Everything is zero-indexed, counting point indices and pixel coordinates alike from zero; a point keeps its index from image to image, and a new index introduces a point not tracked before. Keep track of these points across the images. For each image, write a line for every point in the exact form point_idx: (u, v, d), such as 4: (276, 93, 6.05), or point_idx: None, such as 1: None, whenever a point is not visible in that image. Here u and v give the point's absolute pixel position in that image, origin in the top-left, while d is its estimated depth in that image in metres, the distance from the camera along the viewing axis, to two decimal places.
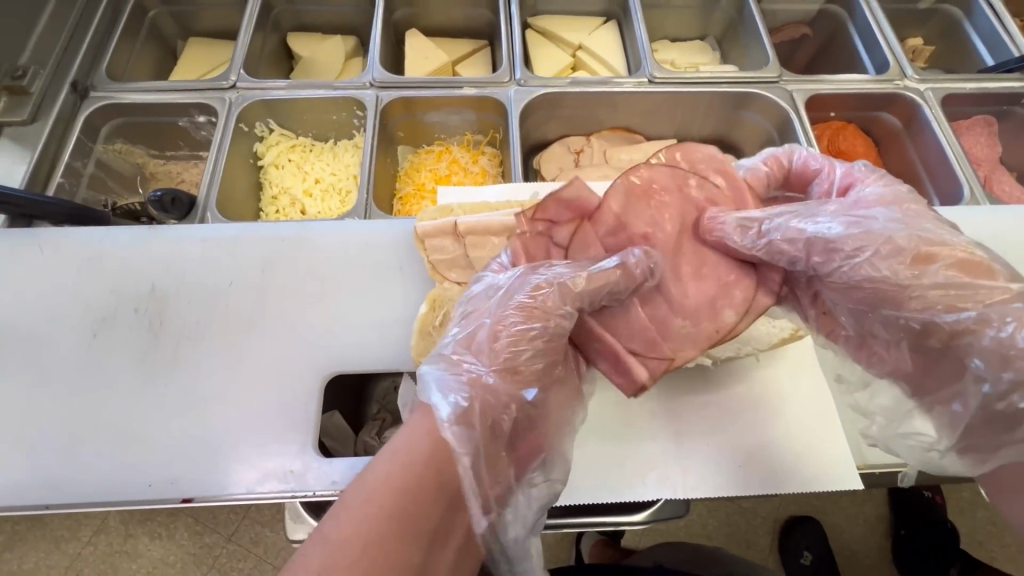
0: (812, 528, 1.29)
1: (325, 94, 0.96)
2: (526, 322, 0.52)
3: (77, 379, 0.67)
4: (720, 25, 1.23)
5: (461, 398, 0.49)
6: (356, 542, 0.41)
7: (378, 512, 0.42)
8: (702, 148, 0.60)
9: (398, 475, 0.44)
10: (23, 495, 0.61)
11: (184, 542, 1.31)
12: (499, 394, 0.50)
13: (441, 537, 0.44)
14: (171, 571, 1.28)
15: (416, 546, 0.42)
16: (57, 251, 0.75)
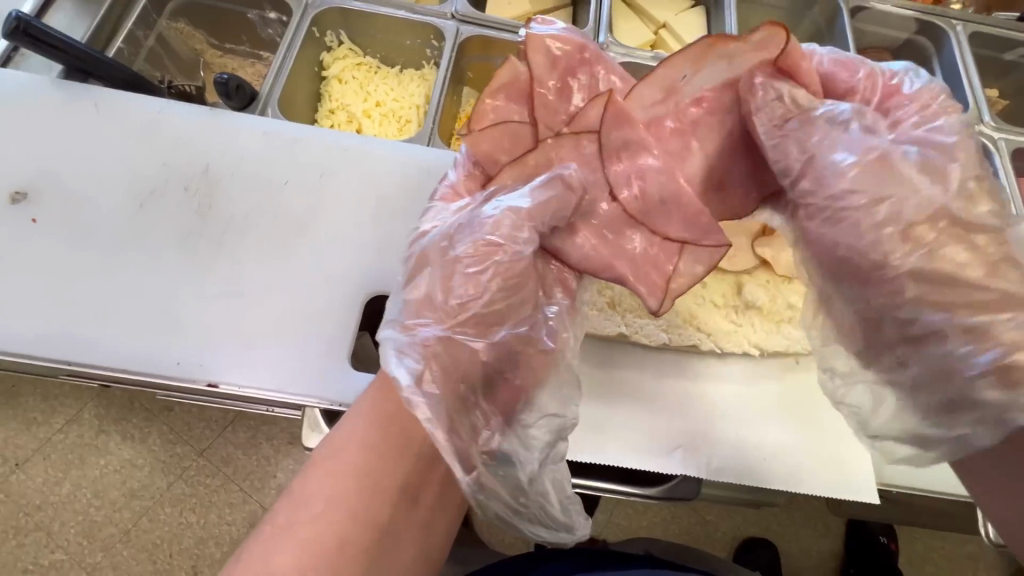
0: (768, 551, 1.31)
1: (405, 17, 0.93)
2: (480, 265, 0.50)
3: (118, 244, 0.65)
4: (806, 34, 1.19)
5: (415, 363, 0.47)
6: (323, 500, 0.44)
7: (344, 471, 0.45)
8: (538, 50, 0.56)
9: (366, 436, 0.47)
10: (48, 347, 0.60)
11: (155, 448, 1.30)
12: (458, 355, 0.49)
13: (413, 497, 0.47)
14: (138, 474, 1.28)
15: (384, 502, 0.45)
16: (112, 113, 0.72)
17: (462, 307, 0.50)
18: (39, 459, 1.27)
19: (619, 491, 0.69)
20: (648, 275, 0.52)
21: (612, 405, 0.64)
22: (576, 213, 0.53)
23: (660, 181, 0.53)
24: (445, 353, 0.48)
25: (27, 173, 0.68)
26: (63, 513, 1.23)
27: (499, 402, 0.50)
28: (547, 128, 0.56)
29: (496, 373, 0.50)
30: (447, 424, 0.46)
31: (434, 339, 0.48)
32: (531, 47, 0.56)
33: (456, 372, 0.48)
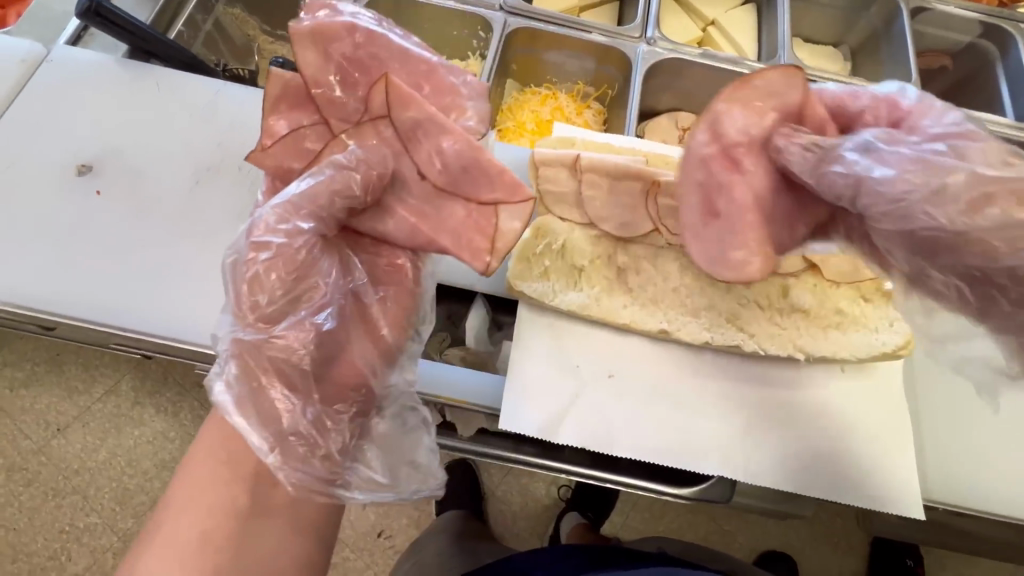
0: (787, 566, 1.28)
1: (453, 7, 0.93)
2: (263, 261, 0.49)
3: (176, 218, 0.68)
4: (861, 35, 1.15)
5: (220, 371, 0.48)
6: (188, 500, 0.52)
7: (202, 466, 0.53)
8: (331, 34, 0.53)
9: (218, 431, 0.54)
10: (106, 315, 0.63)
11: (186, 422, 1.35)
12: (258, 353, 0.49)
13: (267, 477, 0.54)
14: (170, 446, 1.32)
15: (240, 488, 0.53)
16: (174, 92, 0.75)
17: (263, 307, 0.50)
18: (78, 426, 1.33)
19: (651, 489, 0.69)
20: (465, 241, 0.52)
21: (651, 402, 0.63)
22: (381, 192, 0.52)
23: (449, 143, 0.52)
24: (242, 348, 0.49)
25: (93, 148, 0.71)
26: (99, 478, 1.29)
27: (299, 384, 0.50)
28: (341, 123, 0.54)
29: (297, 365, 0.50)
30: (261, 415, 0.48)
31: (236, 344, 0.49)
32: (296, 46, 0.52)
33: (255, 365, 0.49)
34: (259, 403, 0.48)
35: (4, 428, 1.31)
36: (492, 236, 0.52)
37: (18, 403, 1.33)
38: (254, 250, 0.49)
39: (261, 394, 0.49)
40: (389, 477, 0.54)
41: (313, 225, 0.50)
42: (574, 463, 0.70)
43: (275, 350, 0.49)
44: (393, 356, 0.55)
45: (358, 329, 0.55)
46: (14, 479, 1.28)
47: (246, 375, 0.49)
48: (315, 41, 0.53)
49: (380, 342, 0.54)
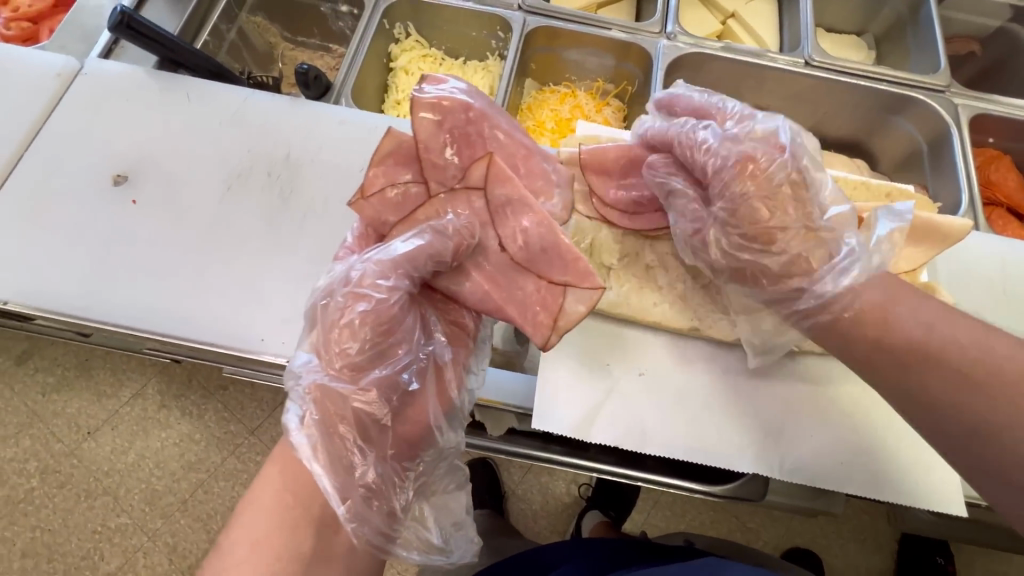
0: (812, 562, 1.26)
1: (472, 8, 0.94)
2: (353, 311, 0.50)
3: (208, 224, 0.69)
4: (885, 23, 1.13)
5: (301, 411, 0.49)
6: (256, 544, 0.48)
7: (269, 513, 0.49)
8: (452, 100, 0.57)
9: (283, 478, 0.50)
10: (142, 322, 0.64)
11: (211, 424, 1.37)
12: (339, 403, 0.50)
13: (334, 524, 0.51)
14: (196, 448, 1.35)
15: (306, 534, 0.49)
16: (203, 101, 0.76)
17: (346, 357, 0.50)
18: (108, 429, 1.36)
19: (683, 486, 0.68)
20: (529, 317, 0.53)
21: (683, 399, 0.63)
22: (463, 257, 0.54)
23: (534, 227, 0.54)
24: (326, 394, 0.50)
25: (127, 157, 0.72)
26: (127, 480, 1.32)
27: (373, 439, 0.51)
28: (438, 184, 0.56)
29: (377, 423, 0.51)
30: (336, 466, 0.49)
31: (314, 387, 0.50)
32: (414, 111, 0.55)
33: (337, 416, 0.50)
34: (334, 453, 0.49)
35: (37, 431, 1.35)
36: (555, 320, 0.53)
37: (51, 407, 1.37)
38: (348, 296, 0.51)
39: (339, 446, 0.49)
40: (439, 540, 0.55)
41: (403, 284, 0.51)
42: (607, 463, 0.70)
43: (360, 405, 0.50)
44: (461, 416, 0.55)
45: (432, 395, 0.54)
46: (48, 481, 1.32)
47: (325, 423, 0.49)
48: (433, 108, 0.56)
49: (447, 403, 0.54)
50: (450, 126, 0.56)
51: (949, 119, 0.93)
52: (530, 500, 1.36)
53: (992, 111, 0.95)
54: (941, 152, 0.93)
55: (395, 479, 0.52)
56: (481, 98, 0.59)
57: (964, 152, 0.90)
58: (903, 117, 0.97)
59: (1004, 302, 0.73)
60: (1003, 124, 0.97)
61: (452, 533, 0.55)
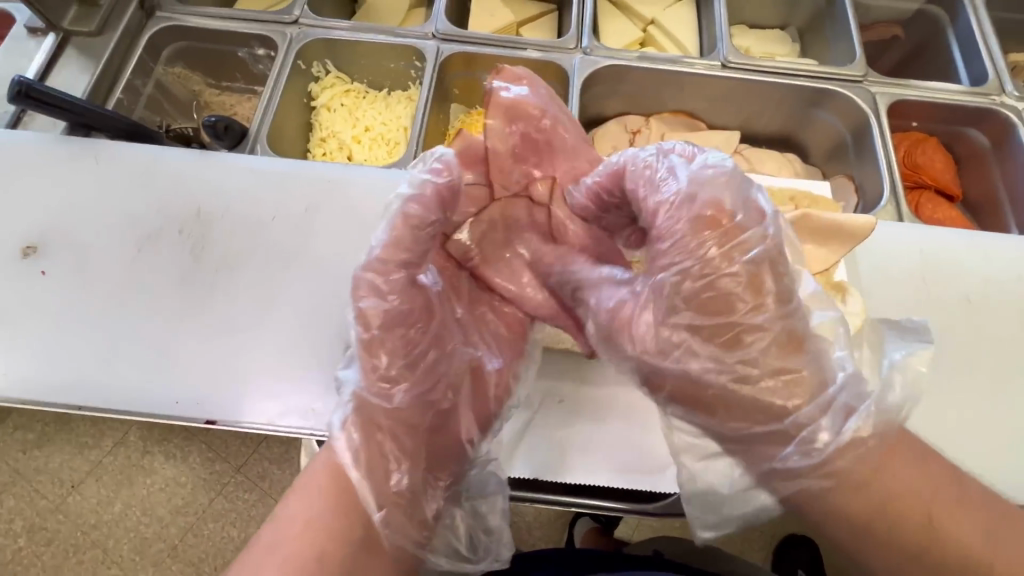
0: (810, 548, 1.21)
1: (387, 40, 0.94)
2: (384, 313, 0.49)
3: (120, 288, 0.69)
4: (805, 16, 1.14)
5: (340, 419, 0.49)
6: (293, 545, 0.44)
7: (310, 515, 0.46)
8: (525, 102, 0.61)
9: (328, 478, 0.47)
10: (57, 394, 0.64)
11: (196, 465, 1.34)
12: (370, 410, 0.49)
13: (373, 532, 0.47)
14: (182, 492, 1.32)
15: (348, 538, 0.46)
16: (111, 163, 0.76)
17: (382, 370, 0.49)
18: (92, 480, 1.32)
19: (616, 508, 0.69)
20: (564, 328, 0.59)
21: (603, 424, 0.63)
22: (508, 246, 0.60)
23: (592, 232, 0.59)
24: (362, 403, 0.49)
25: (35, 229, 0.72)
26: (116, 531, 1.28)
27: (417, 449, 0.50)
28: (502, 187, 0.61)
29: (428, 421, 0.51)
30: (377, 473, 0.48)
31: (353, 396, 0.49)
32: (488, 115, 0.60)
33: (382, 421, 0.49)
34: (372, 458, 0.48)
35: (19, 490, 1.31)
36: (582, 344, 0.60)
37: (30, 464, 1.33)
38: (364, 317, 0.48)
39: (377, 450, 0.48)
40: (469, 548, 0.54)
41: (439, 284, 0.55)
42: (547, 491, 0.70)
43: (393, 406, 0.49)
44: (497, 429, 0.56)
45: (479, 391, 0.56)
46: (34, 539, 1.28)
47: (366, 428, 0.48)
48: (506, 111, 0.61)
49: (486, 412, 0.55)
50: (522, 128, 0.60)
51: (867, 108, 0.93)
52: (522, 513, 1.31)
53: (910, 96, 0.96)
54: (863, 141, 0.94)
55: (441, 484, 0.52)
56: (549, 102, 0.62)
57: (883, 141, 0.91)
58: (824, 109, 0.98)
59: (924, 290, 0.73)
60: (924, 108, 0.97)
61: (483, 540, 0.55)
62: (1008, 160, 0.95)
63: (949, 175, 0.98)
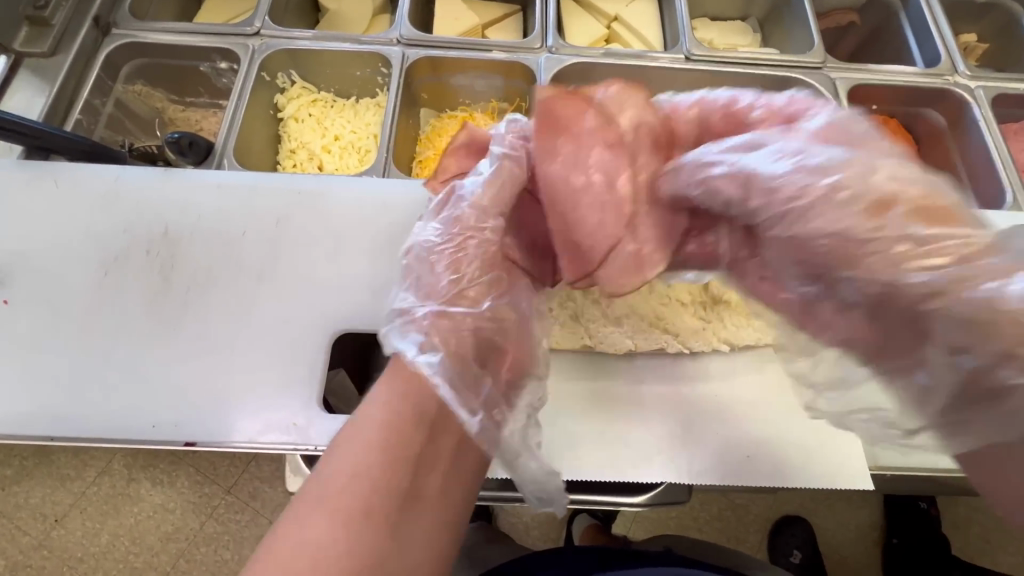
0: (802, 527, 1.23)
1: (351, 48, 0.94)
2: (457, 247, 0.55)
3: (89, 314, 0.67)
4: (764, 7, 1.17)
5: (420, 339, 0.50)
6: (346, 475, 0.41)
7: (365, 446, 0.43)
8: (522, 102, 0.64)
9: (383, 410, 0.45)
10: (29, 425, 0.62)
11: (184, 489, 1.31)
12: (459, 324, 0.52)
13: (427, 464, 0.44)
14: (172, 517, 1.29)
15: (403, 470, 0.42)
16: (73, 186, 0.74)
17: (456, 284, 0.54)
18: (77, 513, 1.28)
19: (609, 501, 0.69)
20: (585, 248, 0.52)
21: (587, 420, 0.63)
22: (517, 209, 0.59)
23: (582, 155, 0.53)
24: (444, 318, 0.52)
25: None
26: (105, 563, 1.25)
27: (483, 362, 0.53)
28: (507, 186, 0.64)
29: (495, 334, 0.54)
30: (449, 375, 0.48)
31: (433, 313, 0.52)
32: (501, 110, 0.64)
33: (449, 340, 0.51)
34: (455, 373, 0.49)
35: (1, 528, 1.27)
36: (641, 262, 0.53)
37: (10, 500, 1.29)
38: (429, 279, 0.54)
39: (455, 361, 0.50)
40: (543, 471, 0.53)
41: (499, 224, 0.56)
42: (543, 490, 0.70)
43: (468, 321, 0.52)
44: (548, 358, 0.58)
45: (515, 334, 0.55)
46: None
47: (443, 342, 0.50)
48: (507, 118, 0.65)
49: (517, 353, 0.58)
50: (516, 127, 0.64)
51: (827, 93, 0.96)
52: (520, 513, 1.31)
53: (869, 80, 0.99)
54: None
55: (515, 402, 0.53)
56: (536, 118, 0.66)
57: None
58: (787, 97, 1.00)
59: None
60: (883, 93, 1.00)
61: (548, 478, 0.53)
62: (964, 140, 0.98)
63: None
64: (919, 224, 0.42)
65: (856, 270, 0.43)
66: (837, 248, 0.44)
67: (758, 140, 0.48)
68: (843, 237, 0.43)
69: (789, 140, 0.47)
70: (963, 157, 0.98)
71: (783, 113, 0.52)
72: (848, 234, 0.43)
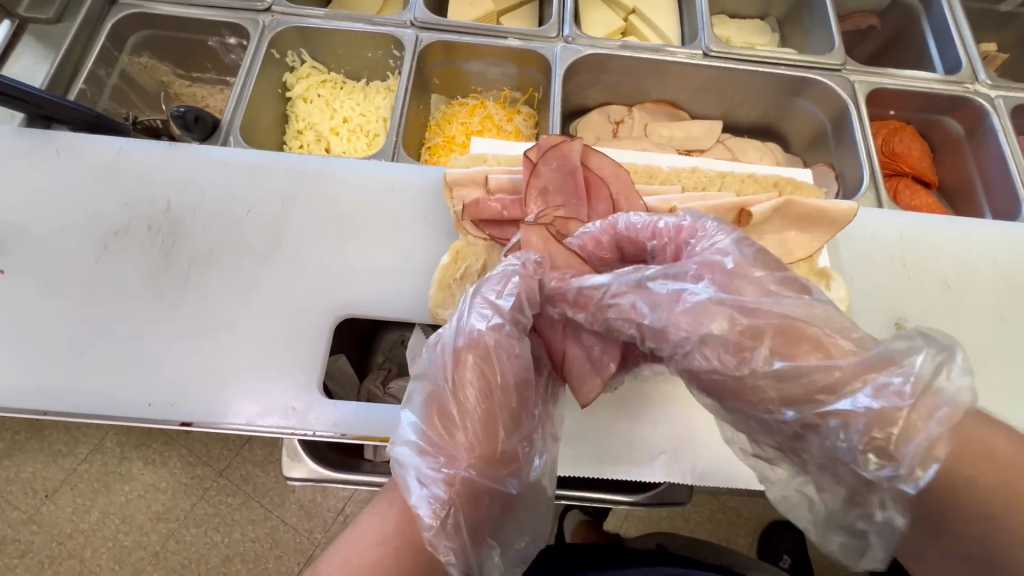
0: (793, 533, 1.22)
1: (363, 29, 0.92)
2: (488, 394, 0.46)
3: (86, 287, 0.66)
4: (784, 6, 1.15)
5: (438, 496, 0.43)
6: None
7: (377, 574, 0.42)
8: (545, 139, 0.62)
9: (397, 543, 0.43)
10: (22, 398, 0.61)
11: (176, 470, 1.30)
12: (479, 490, 0.44)
13: None
14: (162, 497, 1.28)
15: None
16: (74, 156, 0.72)
17: (483, 447, 0.45)
18: (67, 489, 1.27)
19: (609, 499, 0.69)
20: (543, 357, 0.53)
21: (593, 416, 0.62)
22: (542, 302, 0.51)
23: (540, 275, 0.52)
24: (468, 489, 0.44)
25: None
26: (93, 541, 1.24)
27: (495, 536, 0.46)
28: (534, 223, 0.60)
29: (507, 507, 0.46)
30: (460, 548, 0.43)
31: (457, 477, 0.44)
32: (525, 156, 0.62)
33: (465, 507, 0.44)
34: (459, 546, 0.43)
35: None
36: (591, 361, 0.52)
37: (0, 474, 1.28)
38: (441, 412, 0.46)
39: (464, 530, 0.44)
40: None
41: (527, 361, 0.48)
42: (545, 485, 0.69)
43: (493, 492, 0.45)
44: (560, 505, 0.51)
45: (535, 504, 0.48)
46: (6, 552, 1.22)
47: (460, 523, 0.43)
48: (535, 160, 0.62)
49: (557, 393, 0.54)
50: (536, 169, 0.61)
51: (846, 96, 0.94)
52: None
53: (887, 84, 0.97)
54: (842, 129, 0.95)
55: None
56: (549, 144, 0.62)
57: (862, 128, 0.91)
58: (804, 98, 0.99)
59: (902, 273, 0.74)
60: (901, 97, 0.99)
61: None
62: (981, 147, 0.97)
63: (926, 162, 1.00)
64: (781, 357, 0.44)
65: (740, 403, 0.45)
66: (719, 381, 0.46)
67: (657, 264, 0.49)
68: (721, 373, 0.45)
69: (668, 270, 0.48)
70: (979, 166, 0.97)
71: (674, 246, 0.53)
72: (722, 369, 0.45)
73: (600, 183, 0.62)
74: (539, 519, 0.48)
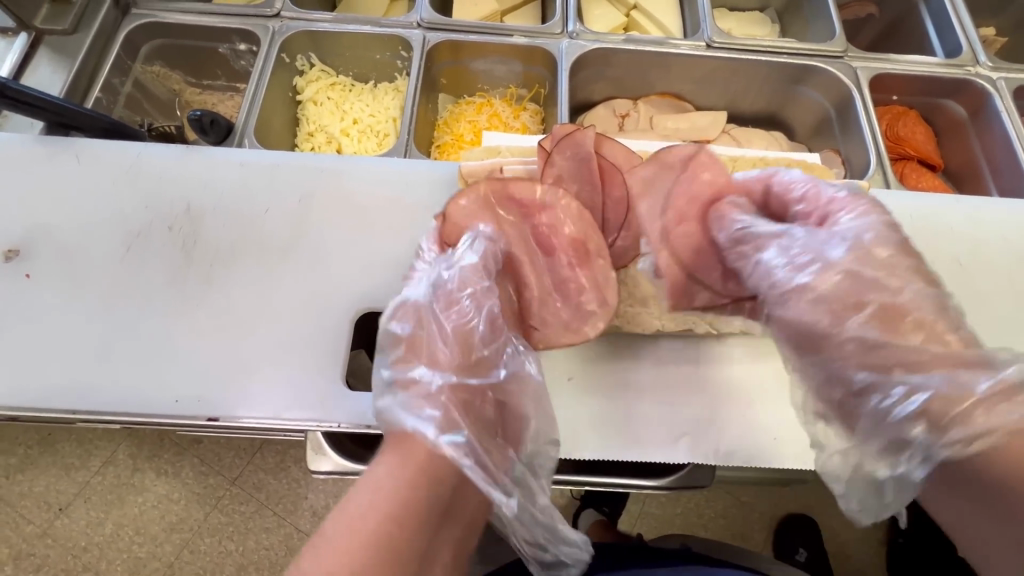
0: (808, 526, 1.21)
1: (371, 31, 0.93)
2: (461, 313, 0.53)
3: (110, 288, 0.67)
4: None
5: (435, 412, 0.46)
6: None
7: (364, 545, 0.37)
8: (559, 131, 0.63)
9: (379, 503, 0.39)
10: (50, 399, 0.61)
11: (188, 480, 1.30)
12: (469, 387, 0.50)
13: (426, 562, 0.40)
14: (176, 508, 1.28)
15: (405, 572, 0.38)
16: (95, 161, 0.73)
17: (461, 356, 0.51)
18: (81, 502, 1.27)
19: (632, 484, 0.69)
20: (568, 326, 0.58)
21: (614, 403, 0.63)
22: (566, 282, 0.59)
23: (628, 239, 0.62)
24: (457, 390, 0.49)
25: (16, 232, 0.69)
26: (108, 552, 1.24)
27: (500, 427, 0.52)
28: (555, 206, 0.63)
29: (500, 411, 0.52)
30: (472, 449, 0.46)
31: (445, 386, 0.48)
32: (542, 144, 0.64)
33: (463, 411, 0.48)
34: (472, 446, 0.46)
35: (4, 516, 1.26)
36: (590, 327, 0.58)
37: (14, 489, 1.28)
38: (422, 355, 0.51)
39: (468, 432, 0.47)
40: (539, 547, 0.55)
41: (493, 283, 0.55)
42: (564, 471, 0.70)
43: (483, 399, 0.50)
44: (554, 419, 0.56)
45: (531, 391, 0.54)
46: (21, 567, 1.22)
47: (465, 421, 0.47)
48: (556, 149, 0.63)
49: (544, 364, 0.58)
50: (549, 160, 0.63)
51: (849, 82, 0.95)
52: None
53: (890, 70, 0.98)
54: (847, 114, 0.96)
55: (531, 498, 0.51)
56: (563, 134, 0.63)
57: (866, 113, 0.93)
58: (807, 85, 1.00)
59: None
60: (904, 82, 1.00)
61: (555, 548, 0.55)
62: (985, 129, 0.97)
63: (930, 145, 1.01)
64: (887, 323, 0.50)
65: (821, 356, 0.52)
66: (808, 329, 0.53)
67: (781, 233, 0.55)
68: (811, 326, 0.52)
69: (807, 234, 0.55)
70: (983, 147, 0.98)
71: (818, 216, 0.57)
72: (813, 325, 0.52)
73: (615, 172, 0.63)
74: (535, 407, 0.54)
